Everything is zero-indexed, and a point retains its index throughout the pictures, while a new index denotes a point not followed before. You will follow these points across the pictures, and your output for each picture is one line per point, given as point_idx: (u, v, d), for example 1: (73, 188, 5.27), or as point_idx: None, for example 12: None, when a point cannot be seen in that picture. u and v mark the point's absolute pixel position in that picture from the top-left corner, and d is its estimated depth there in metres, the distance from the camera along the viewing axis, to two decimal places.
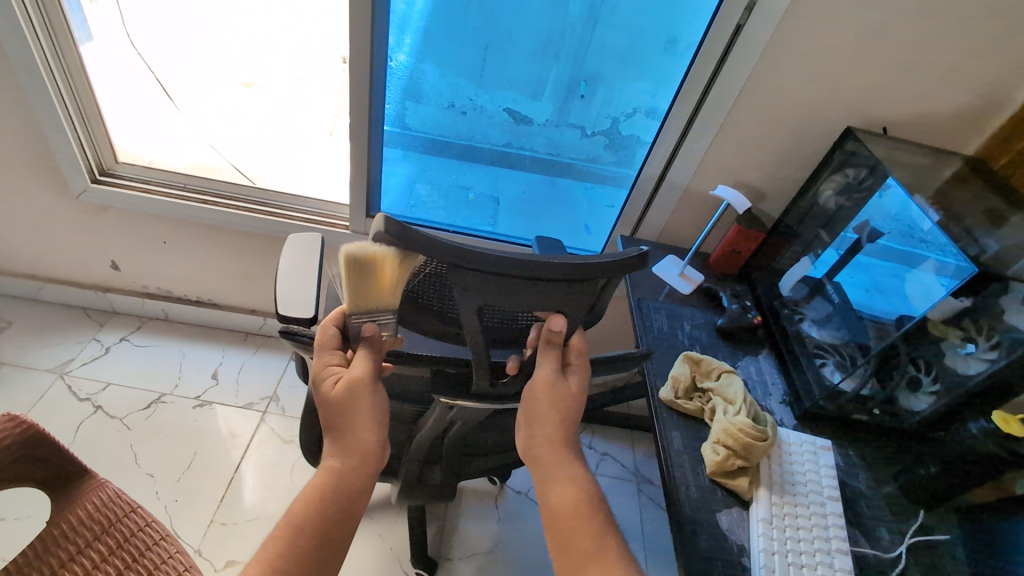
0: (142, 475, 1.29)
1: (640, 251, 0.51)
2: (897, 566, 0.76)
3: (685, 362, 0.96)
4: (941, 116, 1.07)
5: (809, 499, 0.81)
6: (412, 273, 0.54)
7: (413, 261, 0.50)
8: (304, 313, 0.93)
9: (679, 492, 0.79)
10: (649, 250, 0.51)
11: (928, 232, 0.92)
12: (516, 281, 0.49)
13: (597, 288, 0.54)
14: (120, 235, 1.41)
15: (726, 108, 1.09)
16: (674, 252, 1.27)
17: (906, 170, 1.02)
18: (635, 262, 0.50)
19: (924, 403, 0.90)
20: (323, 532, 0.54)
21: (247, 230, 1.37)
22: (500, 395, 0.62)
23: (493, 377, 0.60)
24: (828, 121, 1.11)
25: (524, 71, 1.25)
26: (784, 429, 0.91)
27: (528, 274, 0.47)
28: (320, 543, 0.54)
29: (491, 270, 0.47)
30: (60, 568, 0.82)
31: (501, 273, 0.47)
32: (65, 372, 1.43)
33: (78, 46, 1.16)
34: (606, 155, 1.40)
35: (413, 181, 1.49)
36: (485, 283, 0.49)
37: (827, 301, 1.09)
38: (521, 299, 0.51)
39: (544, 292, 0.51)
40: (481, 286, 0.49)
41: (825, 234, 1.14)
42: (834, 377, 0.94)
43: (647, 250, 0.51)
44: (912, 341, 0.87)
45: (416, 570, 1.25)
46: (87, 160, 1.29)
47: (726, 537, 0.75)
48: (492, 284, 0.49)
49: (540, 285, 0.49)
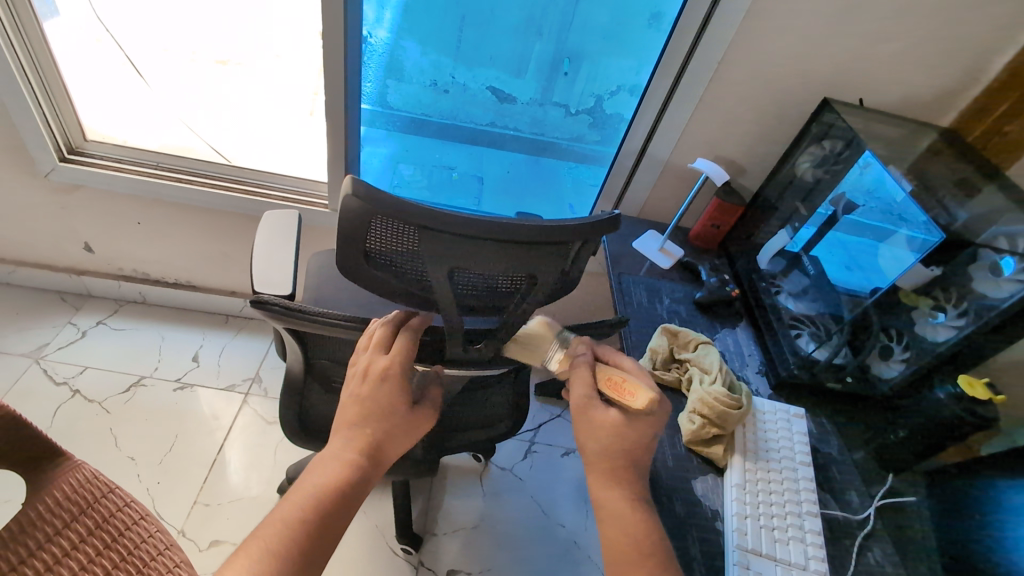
0: (123, 458, 1.28)
1: (612, 215, 0.51)
2: (864, 527, 0.79)
3: (663, 334, 0.95)
4: (918, 88, 1.08)
5: (782, 463, 0.83)
6: (370, 226, 0.50)
7: (386, 222, 0.50)
8: (279, 291, 0.92)
9: (657, 461, 0.81)
10: (620, 215, 0.52)
11: (902, 203, 0.93)
12: (488, 245, 0.48)
13: (572, 253, 0.54)
14: (93, 216, 1.38)
15: (706, 82, 1.09)
16: (655, 227, 1.28)
17: (883, 142, 1.02)
18: (608, 226, 0.51)
19: (894, 370, 0.91)
20: (311, 523, 0.53)
21: (224, 210, 1.35)
22: (475, 361, 0.62)
23: (466, 344, 0.61)
24: (808, 95, 1.11)
25: (505, 47, 1.23)
26: (759, 398, 0.93)
27: (497, 236, 0.47)
28: (320, 533, 0.53)
29: (460, 232, 0.47)
30: (37, 549, 0.81)
31: (471, 234, 0.47)
32: (41, 357, 1.41)
33: (40, 21, 1.11)
34: (590, 134, 1.39)
35: (394, 160, 1.48)
36: (458, 247, 0.49)
37: (804, 275, 1.10)
38: (491, 262, 0.51)
39: (517, 257, 0.51)
40: (454, 251, 0.49)
41: (803, 208, 1.15)
42: (806, 347, 0.97)
43: (619, 213, 0.52)
44: (884, 308, 0.90)
45: (402, 547, 1.26)
46: (55, 138, 1.25)
47: (700, 502, 0.77)
48: (464, 249, 0.49)
49: (514, 249, 0.49)
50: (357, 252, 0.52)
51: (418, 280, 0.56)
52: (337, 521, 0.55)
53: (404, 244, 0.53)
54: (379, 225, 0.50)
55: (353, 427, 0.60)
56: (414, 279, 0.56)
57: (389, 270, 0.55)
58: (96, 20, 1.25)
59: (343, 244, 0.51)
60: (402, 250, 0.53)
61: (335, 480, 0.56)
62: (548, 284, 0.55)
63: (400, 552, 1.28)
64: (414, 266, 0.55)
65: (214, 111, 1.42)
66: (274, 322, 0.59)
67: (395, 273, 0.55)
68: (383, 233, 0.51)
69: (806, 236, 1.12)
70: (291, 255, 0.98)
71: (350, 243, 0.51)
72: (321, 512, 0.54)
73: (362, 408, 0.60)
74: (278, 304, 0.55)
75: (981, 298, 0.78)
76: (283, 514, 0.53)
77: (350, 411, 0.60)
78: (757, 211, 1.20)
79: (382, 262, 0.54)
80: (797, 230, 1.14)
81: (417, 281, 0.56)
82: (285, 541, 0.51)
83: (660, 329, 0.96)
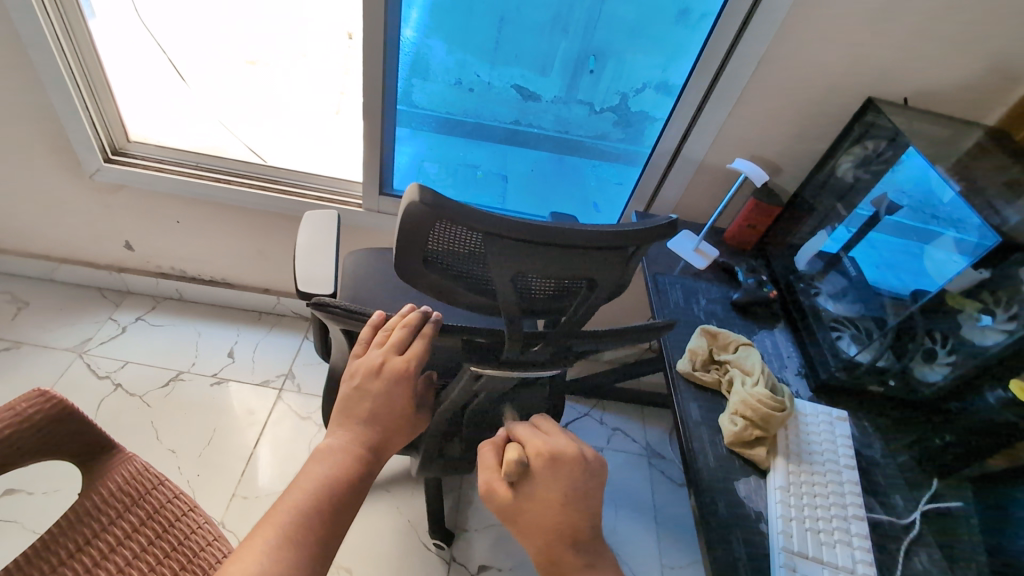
0: (164, 451, 1.32)
1: (669, 218, 0.52)
2: (910, 532, 0.78)
3: (702, 335, 0.95)
4: (962, 85, 1.06)
5: (825, 466, 0.82)
6: (433, 231, 0.51)
7: (449, 226, 0.50)
8: (323, 290, 0.93)
9: (699, 462, 0.81)
10: (677, 219, 0.52)
11: (949, 203, 0.91)
12: (549, 249, 0.49)
13: (627, 259, 0.54)
14: (133, 214, 1.40)
15: (745, 80, 1.08)
16: (689, 227, 1.27)
17: (927, 141, 1.00)
18: (666, 229, 0.51)
19: (939, 373, 0.89)
20: (325, 515, 0.55)
21: (261, 209, 1.38)
22: (530, 363, 0.61)
23: (524, 346, 0.59)
24: (849, 93, 1.09)
25: (534, 46, 1.23)
26: (800, 400, 0.92)
27: (561, 241, 0.47)
28: (331, 524, 0.55)
29: (523, 238, 0.47)
30: (91, 539, 0.84)
31: (534, 240, 0.47)
32: (84, 352, 1.45)
33: (88, 24, 1.14)
34: (615, 132, 1.39)
35: (421, 160, 1.48)
36: (518, 252, 0.49)
37: (842, 276, 1.08)
38: (551, 267, 0.51)
39: (576, 262, 0.51)
40: (516, 256, 0.50)
41: (842, 208, 1.12)
42: (847, 349, 0.96)
43: (676, 218, 0.52)
44: (929, 313, 0.88)
45: (434, 542, 1.28)
46: (100, 139, 1.27)
47: (744, 504, 0.77)
48: (526, 253, 0.49)
49: (573, 254, 0.50)
50: (418, 255, 0.53)
51: (475, 283, 0.57)
52: (345, 511, 0.57)
53: (464, 247, 0.53)
54: (441, 229, 0.51)
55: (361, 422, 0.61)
56: (472, 284, 0.57)
57: (447, 273, 0.56)
58: (139, 23, 1.31)
59: (405, 248, 0.52)
60: (462, 253, 0.54)
61: (345, 473, 0.58)
62: (605, 286, 0.55)
63: (432, 547, 1.30)
64: (472, 269, 0.56)
65: (250, 111, 1.46)
66: (335, 324, 0.61)
67: (452, 277, 0.56)
68: (446, 237, 0.52)
69: (845, 236, 1.10)
70: (333, 254, 0.99)
71: (412, 247, 0.52)
72: (332, 501, 0.56)
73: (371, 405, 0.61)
74: (340, 307, 0.56)
75: None
76: (295, 502, 0.55)
77: (361, 404, 0.61)
78: (793, 212, 1.17)
79: (441, 266, 0.55)
80: (835, 228, 1.12)
81: (474, 283, 0.57)
82: (301, 530, 0.53)
83: (699, 330, 0.96)
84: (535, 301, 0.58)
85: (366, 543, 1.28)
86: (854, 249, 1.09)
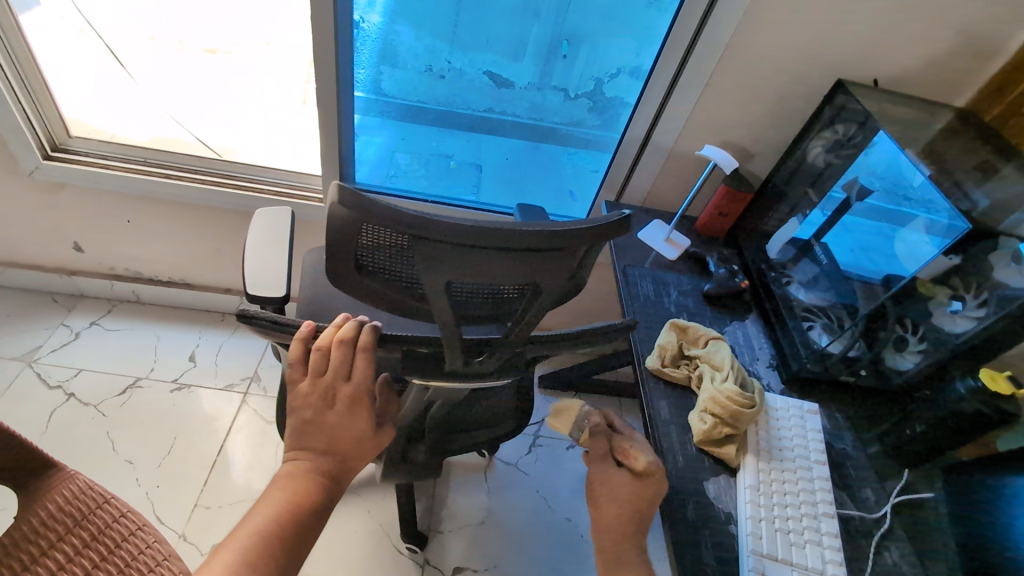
0: (121, 462, 1.26)
1: (623, 214, 0.48)
2: (881, 526, 0.77)
3: (672, 329, 0.92)
4: (933, 67, 1.03)
5: (796, 463, 0.80)
6: (360, 237, 0.47)
7: (376, 232, 0.46)
8: (273, 293, 0.88)
9: (667, 461, 0.78)
10: (631, 213, 0.49)
11: (918, 187, 0.89)
12: (485, 254, 0.45)
13: (576, 258, 0.50)
14: (79, 214, 1.33)
15: (712, 63, 1.04)
16: (660, 217, 1.24)
17: (897, 124, 0.98)
18: (617, 226, 0.48)
19: (910, 362, 0.88)
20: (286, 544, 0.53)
21: (215, 206, 1.31)
22: (478, 373, 0.58)
23: (467, 355, 0.55)
24: (819, 75, 1.06)
25: (505, 31, 1.18)
26: (771, 394, 0.89)
27: (496, 245, 0.43)
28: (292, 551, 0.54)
29: (453, 242, 0.43)
30: (31, 564, 0.79)
31: (464, 244, 0.43)
32: (34, 360, 1.37)
33: (14, 10, 1.06)
34: (590, 118, 1.34)
35: (391, 150, 1.43)
36: (452, 256, 0.45)
37: (814, 263, 1.07)
38: (488, 271, 0.47)
39: (515, 263, 0.47)
40: (450, 258, 0.45)
41: (813, 193, 1.10)
42: (818, 340, 0.94)
43: (629, 212, 0.49)
44: (901, 301, 0.86)
45: (407, 545, 1.25)
46: (36, 134, 1.20)
47: (713, 505, 0.75)
48: (460, 257, 0.45)
49: (511, 256, 0.46)
50: (349, 262, 0.49)
51: (415, 288, 0.53)
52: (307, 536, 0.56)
53: (396, 253, 0.49)
54: (370, 233, 0.46)
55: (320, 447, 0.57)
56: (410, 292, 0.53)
57: (382, 279, 0.51)
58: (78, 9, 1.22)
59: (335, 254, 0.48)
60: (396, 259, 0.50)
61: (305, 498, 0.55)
62: (551, 291, 0.50)
63: (405, 550, 1.27)
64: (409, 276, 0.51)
65: (203, 106, 1.37)
66: (268, 340, 0.56)
67: (390, 283, 0.52)
68: (376, 241, 0.47)
69: (817, 220, 1.08)
70: (284, 255, 0.94)
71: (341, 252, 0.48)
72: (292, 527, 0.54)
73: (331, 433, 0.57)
74: (262, 317, 0.51)
75: (1000, 287, 0.75)
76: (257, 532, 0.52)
77: (315, 435, 0.57)
78: (767, 198, 1.14)
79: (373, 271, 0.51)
80: (807, 215, 1.10)
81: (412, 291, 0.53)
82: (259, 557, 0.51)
83: (668, 324, 0.93)
84: (478, 307, 0.55)
85: (337, 549, 1.24)
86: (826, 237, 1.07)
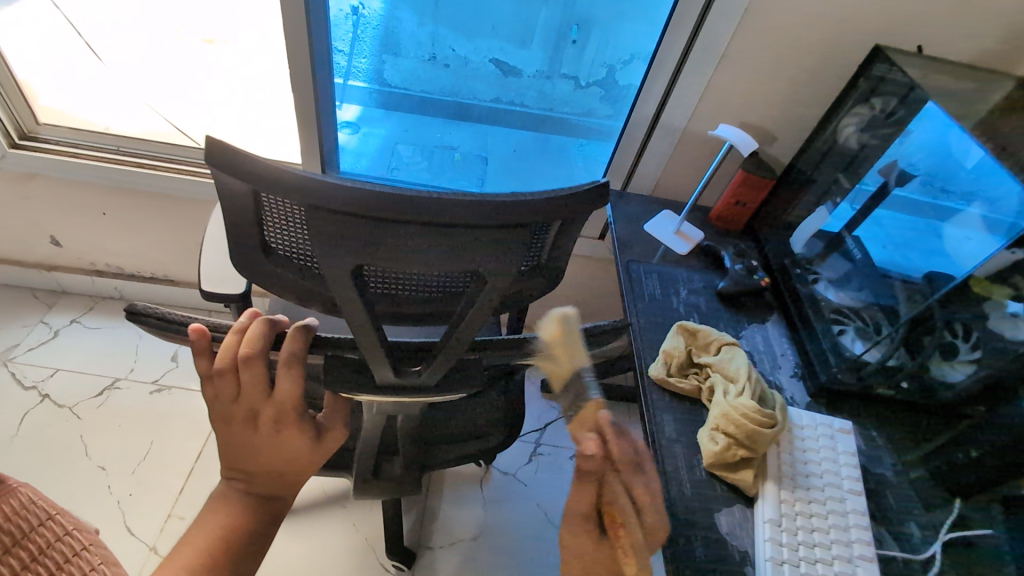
0: (93, 468, 1.19)
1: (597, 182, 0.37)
2: (930, 570, 0.64)
3: (679, 333, 0.80)
4: (988, 29, 0.89)
5: (826, 492, 0.68)
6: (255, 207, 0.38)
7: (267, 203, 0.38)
8: (229, 290, 0.79)
9: (672, 488, 0.67)
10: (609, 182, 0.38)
11: (976, 165, 0.76)
12: (409, 229, 0.35)
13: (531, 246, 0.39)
14: (53, 206, 1.26)
15: (728, 33, 0.92)
16: (671, 206, 1.12)
17: (947, 95, 0.84)
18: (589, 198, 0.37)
19: (961, 374, 0.75)
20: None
21: (193, 197, 1.23)
22: (417, 387, 0.48)
23: (399, 366, 0.47)
24: (853, 43, 0.93)
25: (506, 14, 1.09)
26: (795, 408, 0.77)
27: (419, 217, 0.34)
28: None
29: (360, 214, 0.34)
30: None
31: (374, 215, 0.34)
32: (9, 359, 1.31)
33: None
34: (603, 108, 1.21)
35: (392, 142, 1.32)
36: (366, 232, 0.35)
37: (847, 259, 0.93)
38: (415, 255, 0.37)
39: (455, 243, 0.37)
40: (370, 237, 0.36)
41: (846, 180, 0.96)
42: (852, 347, 0.81)
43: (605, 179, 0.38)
44: (952, 304, 0.71)
45: (393, 562, 1.16)
46: (3, 121, 1.13)
47: (726, 542, 0.64)
48: (380, 233, 0.35)
49: (449, 234, 0.36)
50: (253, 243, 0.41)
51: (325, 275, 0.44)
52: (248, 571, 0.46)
53: (300, 235, 0.41)
54: (270, 204, 0.38)
55: (255, 472, 0.48)
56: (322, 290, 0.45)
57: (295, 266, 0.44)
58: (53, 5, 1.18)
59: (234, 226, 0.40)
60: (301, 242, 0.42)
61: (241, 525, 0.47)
62: (502, 281, 0.40)
63: (392, 568, 1.17)
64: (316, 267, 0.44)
65: (180, 90, 1.30)
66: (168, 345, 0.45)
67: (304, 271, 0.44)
68: (279, 215, 0.39)
69: (849, 212, 0.95)
70: None
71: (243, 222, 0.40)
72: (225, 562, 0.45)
73: (264, 452, 0.47)
74: (152, 312, 0.40)
75: None
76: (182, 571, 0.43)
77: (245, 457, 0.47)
78: (788, 186, 1.01)
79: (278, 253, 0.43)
80: (836, 206, 0.97)
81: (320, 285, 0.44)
82: None
83: (675, 326, 0.81)
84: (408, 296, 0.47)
85: (317, 566, 1.15)
86: (859, 229, 0.93)
